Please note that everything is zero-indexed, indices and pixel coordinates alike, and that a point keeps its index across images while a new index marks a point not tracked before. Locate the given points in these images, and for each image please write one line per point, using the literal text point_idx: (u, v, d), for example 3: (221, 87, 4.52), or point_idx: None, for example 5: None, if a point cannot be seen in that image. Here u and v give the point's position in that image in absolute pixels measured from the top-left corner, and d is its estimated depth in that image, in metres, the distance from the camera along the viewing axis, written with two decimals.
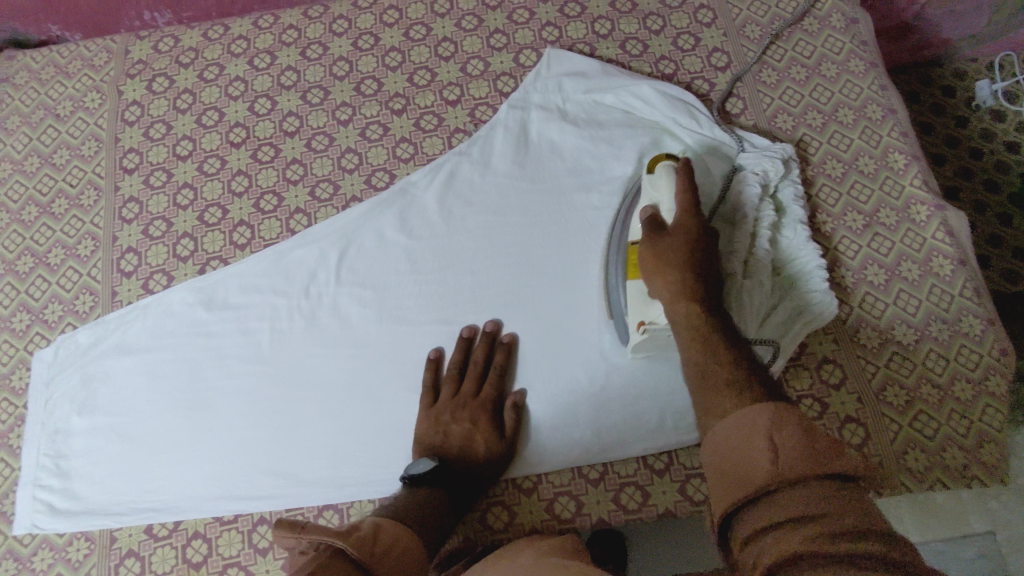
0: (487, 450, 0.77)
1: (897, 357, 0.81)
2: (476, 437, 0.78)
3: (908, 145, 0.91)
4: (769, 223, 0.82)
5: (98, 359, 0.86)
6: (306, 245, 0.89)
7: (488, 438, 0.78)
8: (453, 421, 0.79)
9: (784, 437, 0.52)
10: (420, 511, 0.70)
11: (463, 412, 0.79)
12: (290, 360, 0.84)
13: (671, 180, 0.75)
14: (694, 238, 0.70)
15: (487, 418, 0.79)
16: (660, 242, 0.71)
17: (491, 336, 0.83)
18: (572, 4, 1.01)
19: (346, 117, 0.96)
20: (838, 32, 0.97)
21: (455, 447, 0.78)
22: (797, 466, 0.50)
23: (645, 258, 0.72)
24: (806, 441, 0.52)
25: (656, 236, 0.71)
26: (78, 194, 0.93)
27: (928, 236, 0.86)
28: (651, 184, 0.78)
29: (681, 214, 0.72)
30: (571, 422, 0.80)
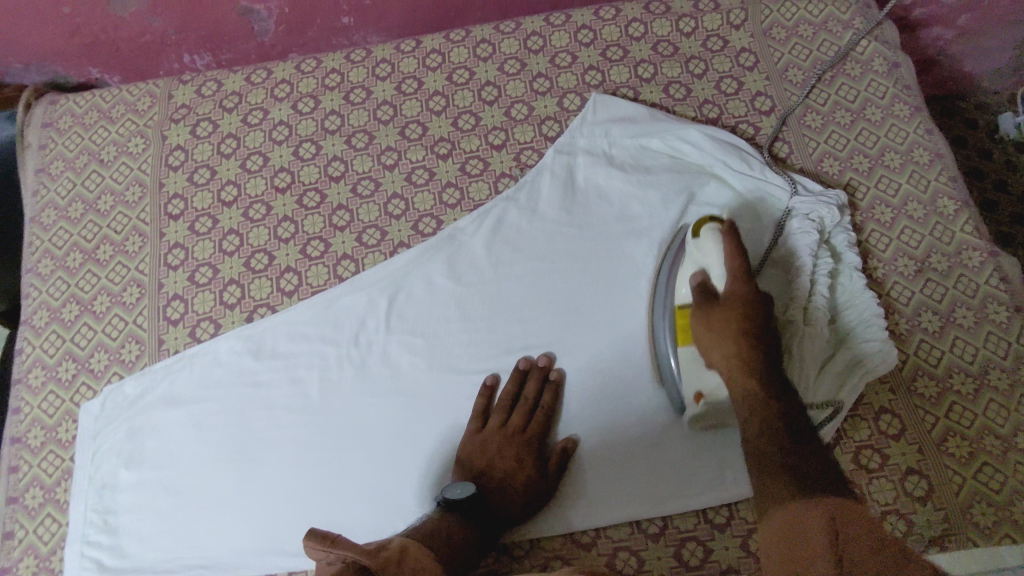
0: (528, 487, 0.77)
1: (956, 406, 0.80)
2: (519, 471, 0.77)
3: (957, 190, 0.91)
4: (826, 270, 0.82)
5: (146, 410, 0.85)
6: (354, 292, 0.88)
7: (531, 476, 0.77)
8: (498, 452, 0.78)
9: (847, 531, 0.50)
10: (447, 546, 0.70)
11: (510, 446, 0.79)
12: (338, 410, 0.83)
13: (719, 245, 0.74)
14: (748, 307, 0.69)
15: (534, 455, 0.78)
16: (716, 311, 0.70)
17: (542, 373, 0.83)
18: (615, 48, 1.01)
19: (391, 162, 0.96)
20: (881, 76, 0.97)
21: (496, 477, 0.78)
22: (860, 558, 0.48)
23: (700, 327, 0.72)
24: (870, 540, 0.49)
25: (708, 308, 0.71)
26: (122, 241, 0.93)
27: (981, 282, 0.86)
28: (697, 252, 0.77)
29: (733, 284, 0.71)
30: (630, 472, 0.79)
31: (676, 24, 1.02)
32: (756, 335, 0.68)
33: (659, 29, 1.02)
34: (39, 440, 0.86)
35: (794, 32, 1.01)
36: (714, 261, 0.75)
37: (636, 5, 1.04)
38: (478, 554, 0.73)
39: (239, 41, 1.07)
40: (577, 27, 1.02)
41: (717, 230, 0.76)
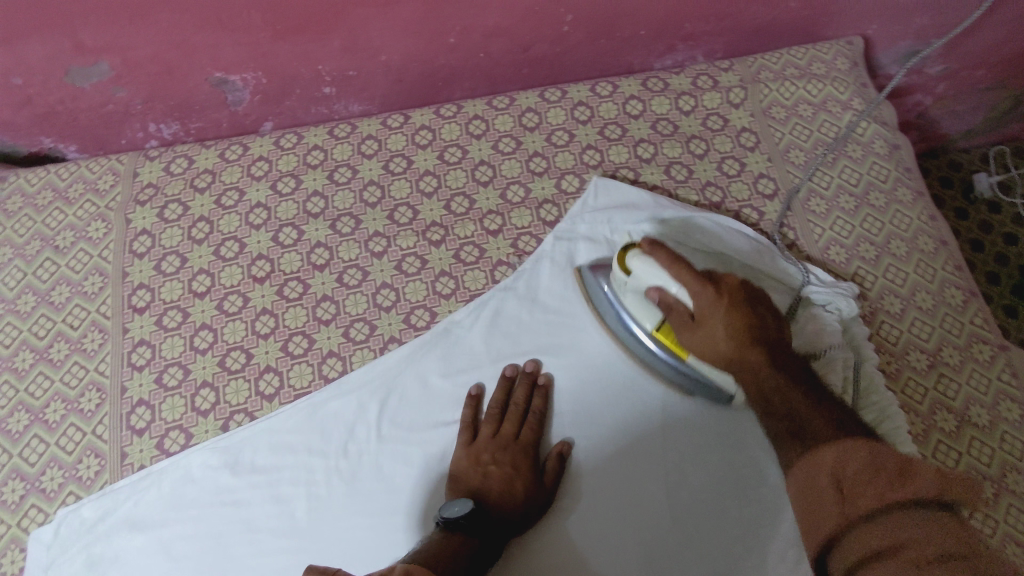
0: (529, 494, 0.74)
1: (978, 513, 0.77)
2: (516, 480, 0.75)
3: (962, 279, 0.90)
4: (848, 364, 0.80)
5: (108, 536, 0.76)
6: (342, 394, 0.81)
7: (529, 482, 0.74)
8: (492, 461, 0.76)
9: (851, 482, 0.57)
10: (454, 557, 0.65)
11: (504, 453, 0.76)
12: (328, 530, 0.75)
13: (654, 266, 0.74)
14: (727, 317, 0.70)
15: (529, 461, 0.76)
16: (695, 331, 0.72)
17: (531, 378, 0.81)
18: (612, 126, 0.98)
19: (380, 249, 0.90)
20: (883, 159, 0.96)
21: (494, 489, 0.74)
22: (869, 492, 0.55)
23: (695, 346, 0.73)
24: (876, 464, 0.56)
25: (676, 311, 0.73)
26: (80, 338, 0.84)
27: (993, 377, 0.84)
28: (635, 283, 0.76)
29: (699, 298, 0.71)
30: (648, 571, 0.73)
31: (675, 102, 1.00)
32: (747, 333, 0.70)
33: (658, 107, 0.99)
34: None
35: (794, 111, 0.99)
36: (661, 280, 0.73)
37: (633, 81, 1.01)
38: (483, 567, 0.69)
39: (209, 110, 0.99)
40: (573, 103, 1.00)
41: (641, 254, 0.75)
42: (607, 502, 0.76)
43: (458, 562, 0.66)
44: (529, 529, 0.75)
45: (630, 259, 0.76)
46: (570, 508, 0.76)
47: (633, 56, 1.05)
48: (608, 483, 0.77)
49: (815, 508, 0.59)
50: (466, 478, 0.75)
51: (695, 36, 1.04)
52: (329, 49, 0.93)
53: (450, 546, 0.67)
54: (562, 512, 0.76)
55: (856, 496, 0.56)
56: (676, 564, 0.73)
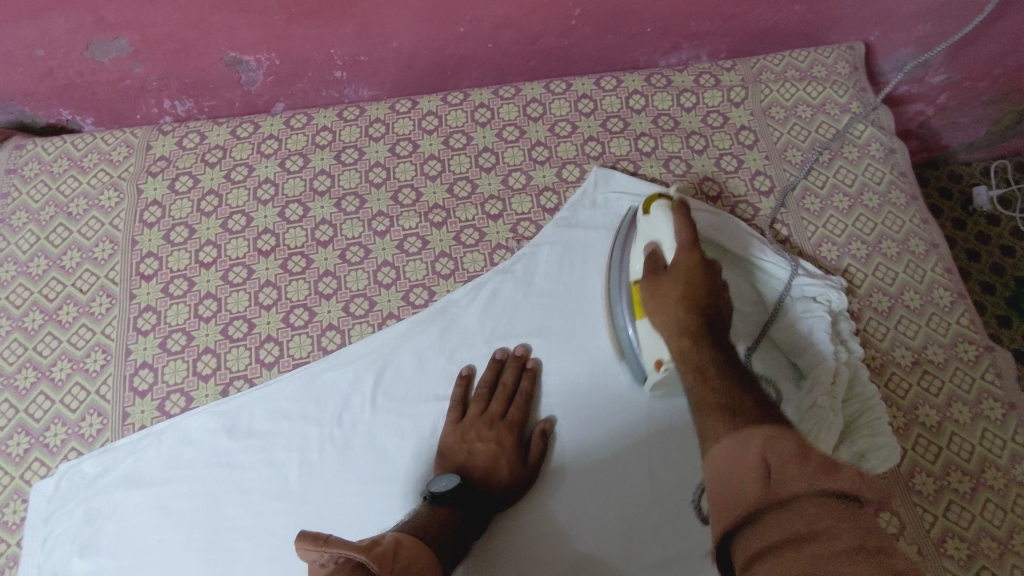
0: (513, 471, 0.76)
1: (955, 506, 0.79)
2: (501, 457, 0.77)
3: (951, 281, 0.91)
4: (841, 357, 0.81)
5: (107, 492, 0.78)
6: (339, 366, 0.83)
7: (513, 459, 0.77)
8: (478, 438, 0.78)
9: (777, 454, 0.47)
10: (437, 528, 0.67)
11: (490, 431, 0.78)
12: (319, 495, 0.77)
13: (670, 220, 0.74)
14: (693, 278, 0.69)
15: (514, 439, 0.78)
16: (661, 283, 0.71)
17: (520, 361, 0.83)
18: (615, 119, 1.00)
19: (383, 228, 0.92)
20: (878, 161, 0.98)
21: (479, 465, 0.76)
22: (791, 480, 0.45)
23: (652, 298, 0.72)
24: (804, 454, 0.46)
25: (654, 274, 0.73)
26: (89, 301, 0.87)
27: (977, 376, 0.85)
28: (647, 226, 0.77)
29: (681, 255, 0.71)
30: (629, 549, 0.75)
31: (677, 99, 1.02)
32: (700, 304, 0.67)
33: (660, 103, 1.02)
34: None
35: (793, 112, 1.01)
36: (664, 235, 0.74)
37: (637, 77, 1.04)
38: (467, 539, 0.71)
39: (223, 89, 1.02)
40: (578, 96, 1.02)
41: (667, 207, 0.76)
42: (591, 482, 0.78)
43: (445, 532, 0.68)
44: (512, 505, 0.77)
45: (656, 204, 0.77)
46: (554, 487, 0.78)
47: (638, 52, 1.07)
48: (592, 462, 0.79)
49: (728, 481, 0.48)
50: (453, 454, 0.78)
51: (700, 36, 1.06)
52: (342, 33, 0.96)
53: (436, 517, 0.69)
54: (546, 489, 0.78)
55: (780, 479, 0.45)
56: (656, 543, 0.75)
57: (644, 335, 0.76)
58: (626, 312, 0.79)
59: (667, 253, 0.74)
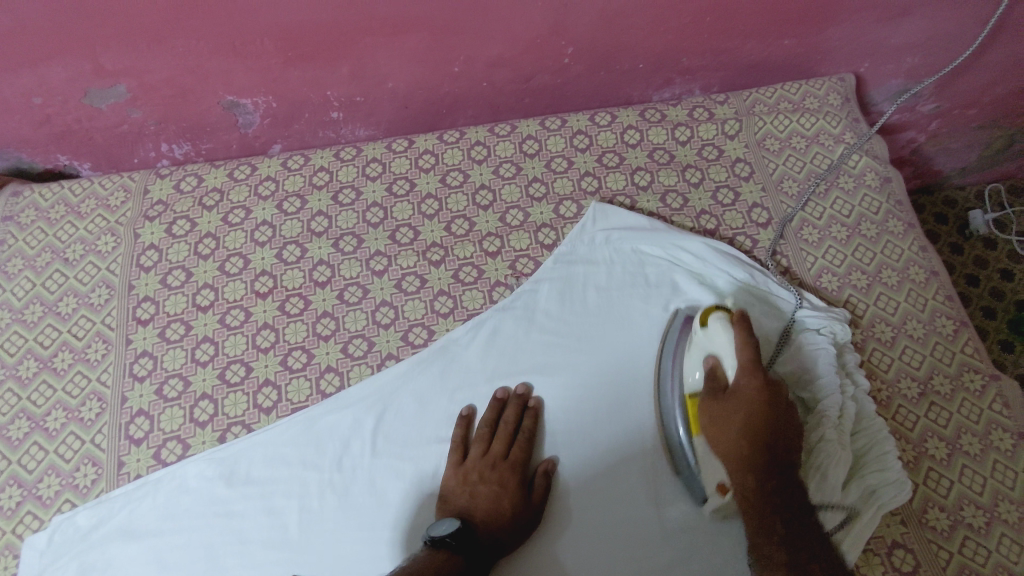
0: (516, 515, 0.74)
1: (970, 541, 0.77)
2: (503, 500, 0.75)
3: (953, 309, 0.91)
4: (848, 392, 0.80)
5: (100, 545, 0.76)
6: (339, 409, 0.82)
7: (516, 503, 0.75)
8: (480, 481, 0.76)
9: None
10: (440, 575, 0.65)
11: (492, 472, 0.77)
12: (319, 545, 0.75)
13: (730, 334, 0.73)
14: (752, 404, 0.70)
15: (517, 482, 0.77)
16: (721, 404, 0.72)
17: (522, 400, 0.82)
18: (610, 154, 1.01)
19: (381, 267, 0.92)
20: (874, 191, 0.98)
21: (481, 509, 0.75)
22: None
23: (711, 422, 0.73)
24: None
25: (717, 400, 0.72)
26: (84, 348, 0.86)
27: (985, 406, 0.85)
28: (705, 338, 0.76)
29: (742, 380, 0.71)
30: None
31: (672, 133, 1.03)
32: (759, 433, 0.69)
33: (654, 137, 1.02)
34: None
35: (787, 143, 1.02)
36: (724, 350, 0.73)
37: (630, 112, 1.05)
38: None
39: (220, 131, 1.03)
40: (573, 132, 1.03)
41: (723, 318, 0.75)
42: (596, 523, 0.76)
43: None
44: (517, 547, 0.75)
45: (714, 317, 0.75)
46: (558, 528, 0.76)
47: (631, 88, 1.09)
48: (597, 502, 0.77)
49: None
50: (454, 498, 0.76)
51: (692, 71, 1.07)
52: (337, 75, 0.97)
53: (435, 562, 0.67)
54: (551, 531, 0.76)
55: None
56: None
57: (704, 457, 0.74)
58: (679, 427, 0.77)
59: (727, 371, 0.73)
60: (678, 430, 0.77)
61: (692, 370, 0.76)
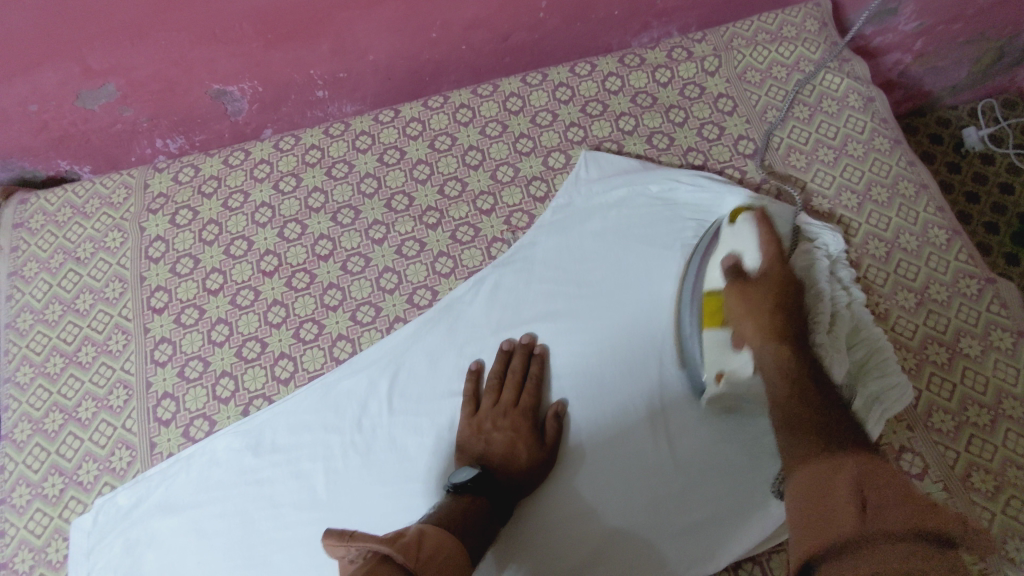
0: (530, 457, 0.77)
1: (976, 439, 0.79)
2: (518, 444, 0.78)
3: (945, 220, 0.92)
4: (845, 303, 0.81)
5: (142, 521, 0.80)
6: (354, 374, 0.85)
7: (530, 446, 0.78)
8: (494, 429, 0.79)
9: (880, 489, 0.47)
10: (463, 520, 0.68)
11: (505, 420, 0.80)
12: (347, 501, 0.78)
13: (755, 232, 0.75)
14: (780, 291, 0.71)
15: (529, 426, 0.79)
16: (750, 293, 0.72)
17: (528, 348, 0.85)
18: (594, 103, 1.02)
19: (380, 236, 0.94)
20: (858, 111, 0.99)
21: (497, 454, 0.78)
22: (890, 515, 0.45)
23: (734, 304, 0.73)
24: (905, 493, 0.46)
25: (744, 286, 0.72)
26: (106, 340, 0.90)
27: (983, 309, 0.86)
28: (731, 236, 0.78)
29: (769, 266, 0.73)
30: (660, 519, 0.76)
31: (653, 76, 1.04)
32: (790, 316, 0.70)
33: (636, 82, 1.03)
34: (26, 564, 0.80)
35: (768, 74, 1.02)
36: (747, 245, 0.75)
37: (610, 60, 1.06)
38: (496, 525, 0.72)
39: (211, 121, 1.05)
40: (555, 85, 1.04)
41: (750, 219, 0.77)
42: (609, 456, 0.79)
43: (470, 520, 0.69)
44: (536, 488, 0.78)
45: (743, 216, 0.78)
46: (574, 466, 0.79)
47: (609, 36, 1.10)
48: (608, 435, 0.80)
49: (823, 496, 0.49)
50: (471, 446, 0.79)
51: (669, 12, 1.07)
52: (318, 52, 0.98)
53: (460, 507, 0.70)
54: (569, 468, 0.79)
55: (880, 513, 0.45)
56: (681, 511, 0.76)
57: (710, 346, 0.76)
58: (695, 322, 0.79)
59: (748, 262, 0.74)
60: (694, 322, 0.79)
61: (714, 266, 0.78)
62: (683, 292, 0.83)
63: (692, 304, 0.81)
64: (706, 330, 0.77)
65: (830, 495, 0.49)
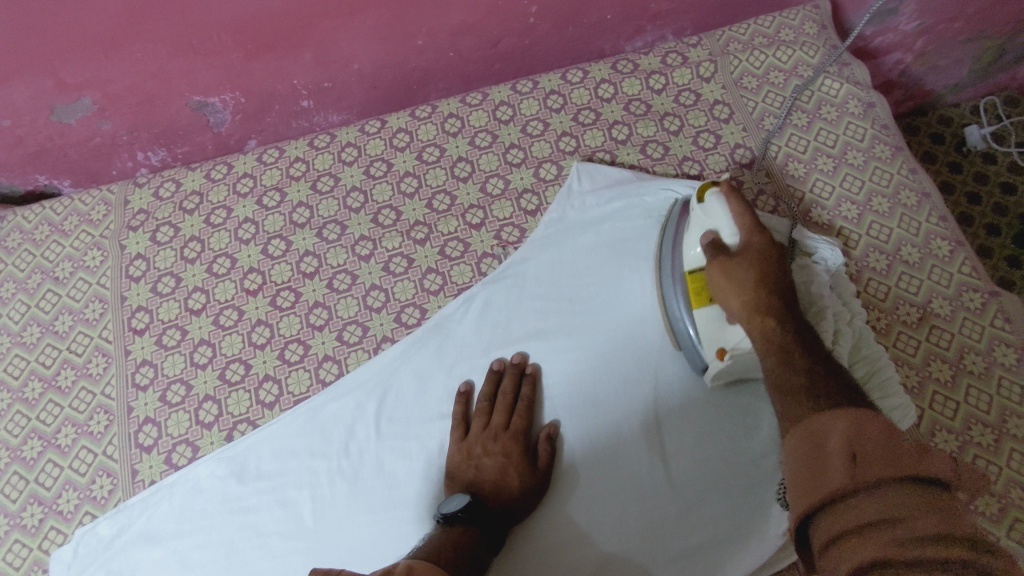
0: (522, 484, 0.75)
1: (980, 460, 0.77)
2: (509, 470, 0.76)
3: (948, 230, 0.89)
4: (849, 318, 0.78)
5: (124, 552, 0.78)
6: (340, 396, 0.83)
7: (522, 471, 0.75)
8: (485, 454, 0.77)
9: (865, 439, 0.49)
10: (455, 552, 0.66)
11: (496, 444, 0.77)
12: (334, 530, 0.76)
13: (725, 206, 0.71)
14: (765, 258, 0.67)
15: (521, 451, 0.77)
16: (731, 267, 0.68)
17: (518, 369, 0.82)
18: (586, 111, 0.99)
19: (367, 252, 0.92)
20: (858, 118, 0.96)
21: (488, 481, 0.75)
22: (875, 467, 0.47)
23: (716, 280, 0.69)
24: (888, 441, 0.48)
25: (727, 262, 0.68)
26: (85, 363, 0.87)
27: (987, 324, 0.84)
28: (703, 216, 0.74)
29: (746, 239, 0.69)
30: (656, 546, 0.74)
31: (647, 82, 1.01)
32: (775, 285, 0.67)
33: (629, 89, 1.00)
34: None
35: (765, 79, 0.99)
36: (721, 221, 0.71)
37: (602, 66, 1.03)
38: (488, 555, 0.70)
39: (193, 133, 1.02)
40: (546, 93, 1.01)
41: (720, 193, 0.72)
42: (602, 480, 0.77)
43: (461, 552, 0.66)
44: (530, 513, 0.76)
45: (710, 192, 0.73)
46: (568, 490, 0.77)
47: (601, 40, 1.07)
48: (601, 458, 0.78)
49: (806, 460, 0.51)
50: (461, 472, 0.77)
51: (663, 16, 1.04)
52: (301, 62, 0.95)
53: (451, 538, 0.68)
54: (562, 493, 0.77)
55: (867, 466, 0.47)
56: (679, 535, 0.74)
57: (704, 325, 0.73)
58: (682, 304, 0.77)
59: (726, 237, 0.70)
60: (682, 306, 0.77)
61: (692, 244, 0.75)
62: (661, 273, 0.80)
63: (676, 285, 0.78)
64: (695, 311, 0.74)
65: (822, 454, 0.50)
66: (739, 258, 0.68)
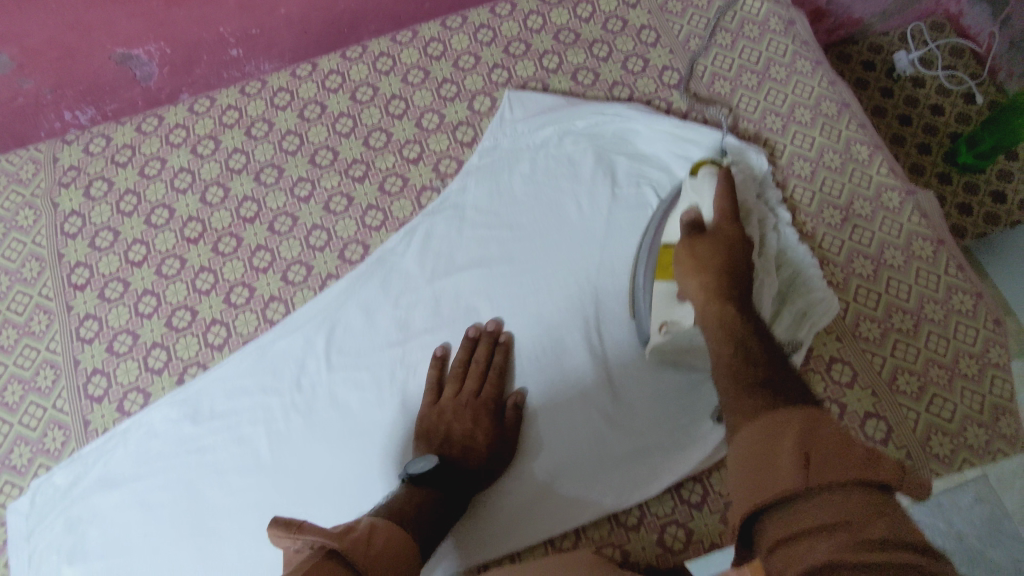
0: (489, 450, 0.75)
1: (901, 343, 0.81)
2: (476, 434, 0.76)
3: (866, 136, 0.93)
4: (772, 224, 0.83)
5: (82, 498, 0.79)
6: (290, 333, 0.84)
7: (490, 438, 0.75)
8: (454, 417, 0.77)
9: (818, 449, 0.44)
10: (417, 518, 0.65)
11: (467, 410, 0.77)
12: (290, 463, 0.78)
13: (713, 185, 0.76)
14: (730, 243, 0.70)
15: (490, 419, 0.77)
16: (700, 244, 0.70)
17: (492, 338, 0.81)
18: (516, 43, 1.00)
19: (306, 193, 0.92)
20: (780, 34, 0.99)
21: (449, 431, 0.76)
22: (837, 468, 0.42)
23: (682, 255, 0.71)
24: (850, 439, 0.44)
25: (698, 239, 0.71)
26: (27, 321, 0.87)
27: (904, 221, 0.88)
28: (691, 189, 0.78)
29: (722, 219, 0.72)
30: (605, 454, 0.77)
31: (573, 11, 1.02)
32: (733, 270, 0.67)
33: (557, 19, 1.02)
34: None
35: (689, 2, 1.01)
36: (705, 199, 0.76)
37: None
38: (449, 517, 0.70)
39: (120, 89, 1.01)
40: (475, 27, 1.01)
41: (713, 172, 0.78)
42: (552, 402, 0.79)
43: (421, 515, 0.66)
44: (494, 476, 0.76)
45: (705, 170, 0.78)
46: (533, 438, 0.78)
47: None
48: (545, 385, 0.80)
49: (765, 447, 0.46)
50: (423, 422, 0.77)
51: None
52: (225, 8, 0.94)
53: (413, 500, 0.67)
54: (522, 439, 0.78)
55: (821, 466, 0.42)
56: (621, 441, 0.78)
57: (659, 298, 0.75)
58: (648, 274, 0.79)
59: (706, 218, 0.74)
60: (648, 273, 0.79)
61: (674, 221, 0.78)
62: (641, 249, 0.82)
63: (648, 260, 0.80)
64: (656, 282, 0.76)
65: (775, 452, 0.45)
66: (709, 238, 0.71)
